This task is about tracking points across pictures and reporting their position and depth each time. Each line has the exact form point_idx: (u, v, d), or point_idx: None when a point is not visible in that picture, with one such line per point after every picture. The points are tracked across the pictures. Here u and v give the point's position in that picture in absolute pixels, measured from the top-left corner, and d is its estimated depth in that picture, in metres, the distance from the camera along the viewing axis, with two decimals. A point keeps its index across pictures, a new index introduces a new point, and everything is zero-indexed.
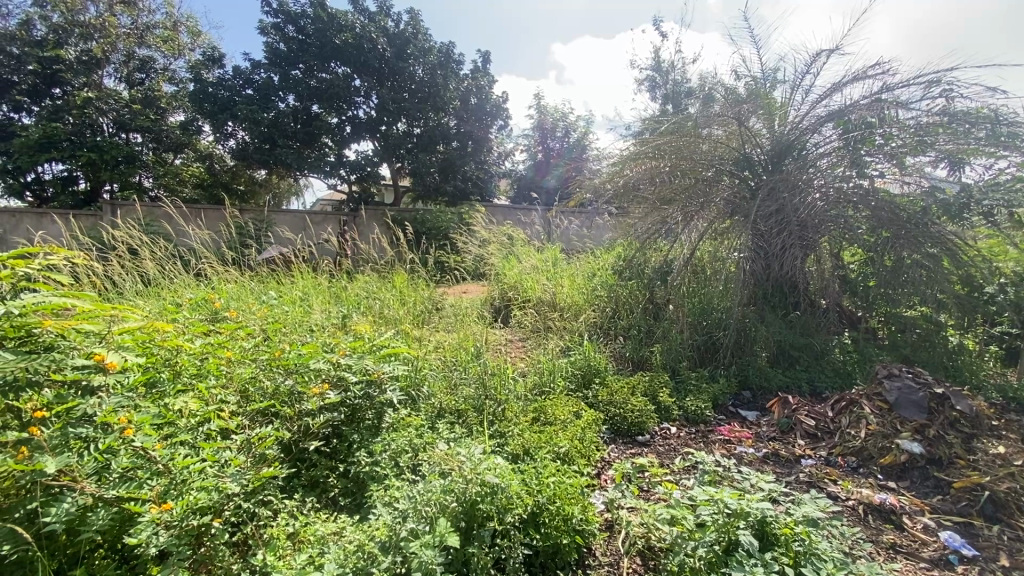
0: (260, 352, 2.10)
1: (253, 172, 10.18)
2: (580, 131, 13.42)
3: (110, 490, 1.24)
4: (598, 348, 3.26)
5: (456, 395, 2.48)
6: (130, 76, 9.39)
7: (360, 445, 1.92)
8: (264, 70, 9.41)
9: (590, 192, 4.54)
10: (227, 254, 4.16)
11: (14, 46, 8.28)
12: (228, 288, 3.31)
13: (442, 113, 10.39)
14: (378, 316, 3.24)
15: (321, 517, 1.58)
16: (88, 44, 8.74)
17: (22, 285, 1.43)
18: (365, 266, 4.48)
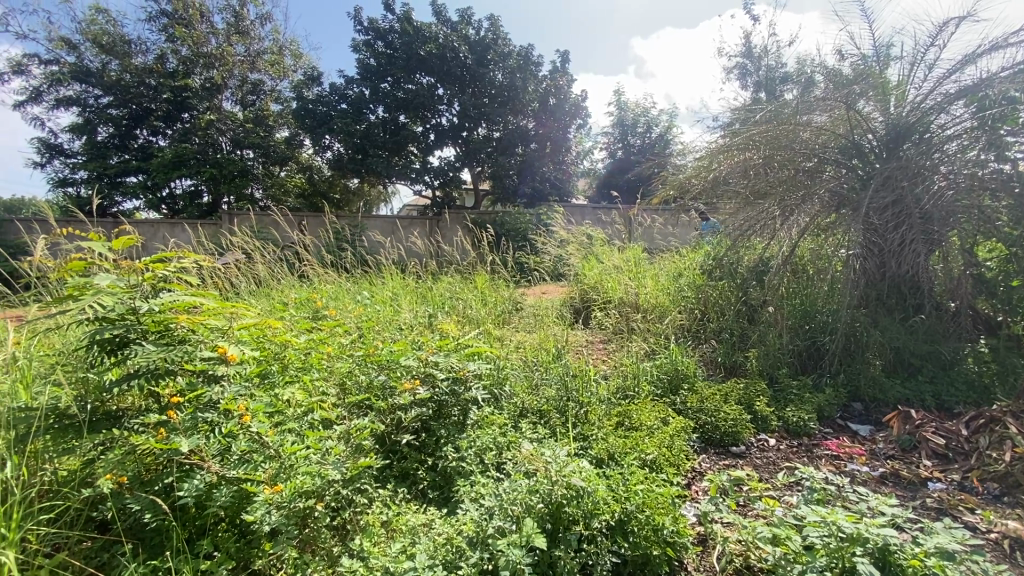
0: (356, 349, 2.24)
1: (347, 181, 10.91)
2: (662, 125, 12.91)
3: (232, 470, 1.37)
4: (686, 352, 3.10)
5: (537, 395, 2.48)
6: (243, 98, 10.44)
7: (447, 440, 1.96)
8: (356, 85, 10.05)
9: (675, 189, 4.35)
10: (325, 257, 4.48)
11: (152, 78, 9.51)
12: (325, 289, 3.55)
13: (521, 116, 10.49)
14: (461, 316, 3.32)
15: (412, 508, 1.63)
16: (210, 73, 9.84)
17: (161, 285, 1.63)
18: (448, 267, 4.62)
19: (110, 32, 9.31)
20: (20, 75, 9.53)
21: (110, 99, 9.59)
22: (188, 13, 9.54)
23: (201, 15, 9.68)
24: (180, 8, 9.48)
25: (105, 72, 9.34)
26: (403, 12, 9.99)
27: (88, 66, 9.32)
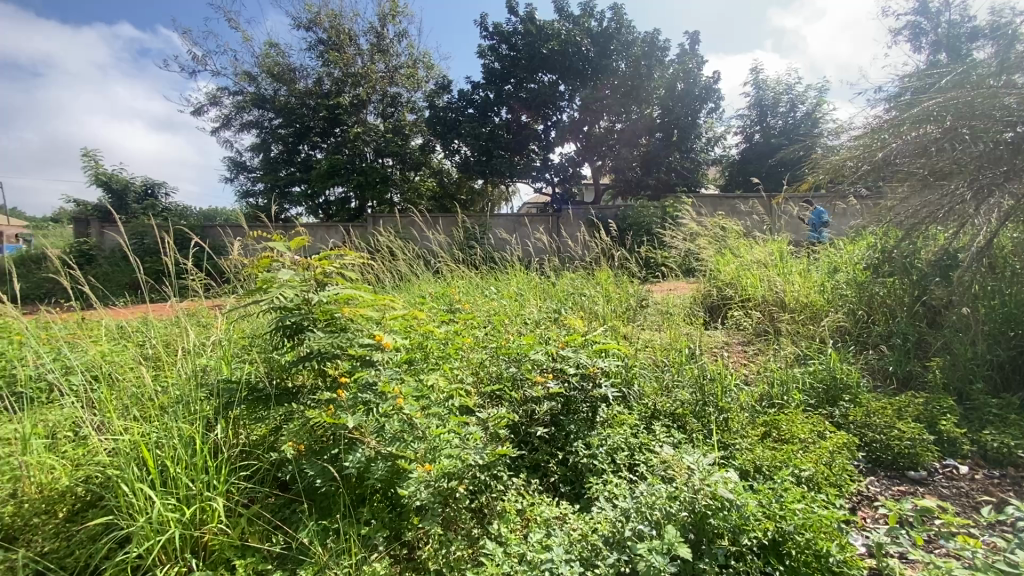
0: (490, 341, 2.32)
1: (473, 181, 11.44)
2: (810, 102, 11.48)
3: (386, 446, 1.50)
4: (847, 360, 2.72)
5: (671, 397, 2.35)
6: (384, 111, 11.47)
7: (577, 436, 1.94)
8: (482, 89, 10.48)
9: (827, 174, 3.84)
10: (456, 254, 4.73)
11: (311, 99, 10.86)
12: (457, 284, 3.75)
13: (645, 105, 10.09)
14: (587, 311, 3.27)
15: (545, 500, 1.65)
16: (357, 90, 10.97)
17: (327, 279, 1.83)
18: (572, 264, 4.59)
19: (280, 63, 10.82)
20: (215, 106, 11.50)
21: (279, 120, 11.16)
22: (340, 39, 10.74)
23: (350, 39, 10.86)
24: (333, 35, 10.72)
25: (276, 97, 10.89)
26: (527, 13, 10.16)
27: (264, 93, 10.94)
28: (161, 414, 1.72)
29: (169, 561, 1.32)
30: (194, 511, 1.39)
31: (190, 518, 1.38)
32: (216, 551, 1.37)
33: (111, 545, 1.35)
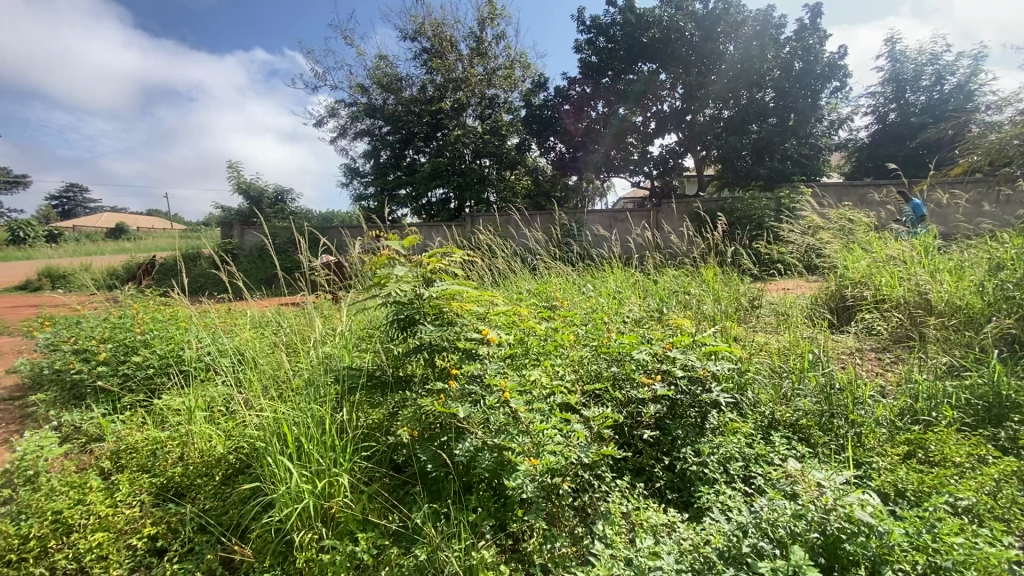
0: (591, 339, 2.26)
1: (568, 178, 11.37)
2: (963, 71, 9.87)
3: (493, 438, 1.54)
4: (1017, 373, 2.29)
5: (791, 407, 2.16)
6: (482, 113, 11.80)
7: (685, 442, 1.85)
8: (579, 84, 10.38)
9: (985, 156, 3.29)
10: (552, 251, 4.72)
11: (416, 106, 11.49)
12: (554, 281, 3.75)
13: (756, 88, 9.34)
14: (693, 310, 3.09)
15: (651, 505, 1.60)
16: (458, 94, 11.42)
17: (436, 275, 1.91)
18: (674, 261, 4.38)
19: (389, 73, 11.57)
20: (333, 118, 12.60)
21: (388, 127, 11.94)
22: (442, 46, 11.24)
23: (451, 45, 11.33)
24: (436, 43, 11.25)
25: (385, 106, 11.67)
26: (626, 2, 9.84)
27: (374, 103, 11.78)
28: (296, 396, 1.93)
29: (304, 527, 1.47)
30: (324, 484, 1.52)
31: (320, 491, 1.51)
32: (342, 523, 1.50)
33: (258, 508, 1.53)
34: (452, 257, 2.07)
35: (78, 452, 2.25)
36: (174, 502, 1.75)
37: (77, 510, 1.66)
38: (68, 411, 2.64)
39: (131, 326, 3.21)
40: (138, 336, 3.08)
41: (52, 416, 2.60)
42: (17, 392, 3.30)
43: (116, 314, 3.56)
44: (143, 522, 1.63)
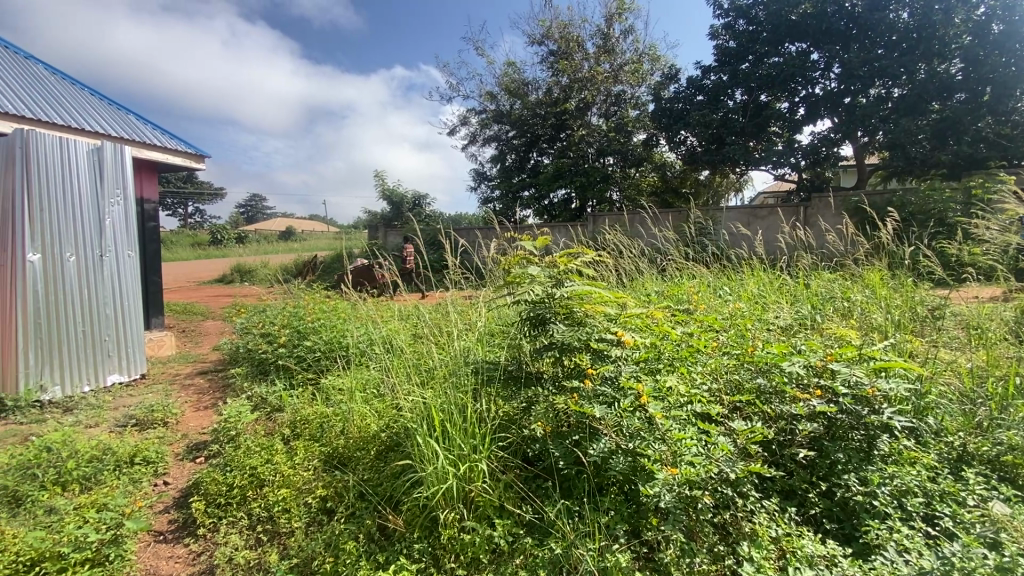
0: (734, 348, 2.09)
1: (700, 173, 10.70)
2: None
3: (627, 442, 1.52)
4: None
5: (991, 441, 1.82)
6: (607, 110, 11.60)
7: (849, 469, 1.64)
8: (714, 73, 9.73)
9: None
10: (684, 251, 4.48)
11: (542, 108, 11.67)
12: (688, 283, 3.56)
13: (938, 60, 7.92)
14: (855, 319, 2.72)
15: (805, 534, 1.45)
16: (583, 93, 11.37)
17: (568, 275, 1.92)
18: (829, 263, 3.90)
19: (516, 79, 11.94)
20: (464, 126, 13.35)
21: (514, 132, 12.32)
22: (569, 47, 11.30)
23: (578, 45, 11.34)
24: (563, 44, 11.33)
25: (512, 111, 12.04)
26: None
27: (502, 109, 12.22)
28: (441, 385, 2.10)
29: (447, 506, 1.58)
30: (465, 468, 1.62)
31: (462, 474, 1.62)
32: (481, 507, 1.59)
33: (408, 484, 1.69)
34: (582, 259, 2.06)
35: (265, 418, 2.69)
36: (339, 469, 2.01)
37: (267, 468, 1.98)
38: (257, 383, 3.17)
39: (304, 315, 3.76)
40: (308, 324, 3.59)
41: (246, 386, 3.14)
42: (220, 366, 4.04)
43: (292, 304, 4.18)
44: (315, 484, 1.89)
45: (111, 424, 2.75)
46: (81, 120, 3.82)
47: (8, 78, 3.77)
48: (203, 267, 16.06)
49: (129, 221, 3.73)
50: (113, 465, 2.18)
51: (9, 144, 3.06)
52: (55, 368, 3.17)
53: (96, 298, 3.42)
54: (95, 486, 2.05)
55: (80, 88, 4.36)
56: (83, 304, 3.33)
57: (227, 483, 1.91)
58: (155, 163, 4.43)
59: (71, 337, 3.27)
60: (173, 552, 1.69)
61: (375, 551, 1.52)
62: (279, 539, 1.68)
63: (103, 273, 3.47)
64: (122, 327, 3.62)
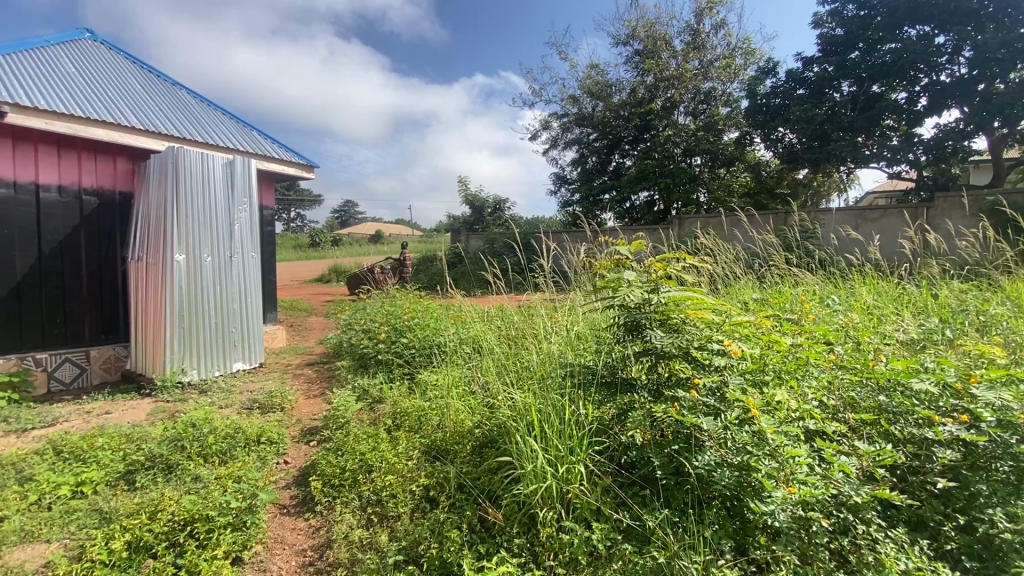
0: (851, 361, 1.95)
1: (799, 172, 9.96)
2: None
3: (734, 455, 1.46)
4: None
5: None
6: (695, 109, 11.16)
7: (996, 505, 1.47)
8: (818, 64, 9.04)
9: None
10: (784, 255, 4.22)
11: (626, 109, 11.47)
12: (789, 291, 3.35)
13: None
14: (996, 333, 2.41)
15: (941, 570, 1.32)
16: (670, 93, 11.03)
17: (666, 280, 1.90)
18: (959, 272, 3.49)
19: (600, 81, 11.82)
20: (546, 130, 13.43)
21: (596, 134, 12.20)
22: (655, 45, 11.02)
23: (665, 43, 11.03)
24: (649, 43, 11.08)
25: (594, 113, 11.92)
26: None
27: (585, 112, 12.15)
28: (537, 385, 2.14)
29: (546, 505, 1.61)
30: (564, 469, 1.65)
31: (561, 474, 1.64)
32: (578, 508, 1.60)
33: (507, 480, 1.74)
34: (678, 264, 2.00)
35: (368, 408, 2.89)
36: (439, 460, 2.11)
37: (374, 455, 2.12)
38: (359, 375, 3.42)
39: (401, 314, 4.02)
40: (405, 323, 3.84)
41: (351, 377, 3.41)
42: (326, 358, 4.40)
43: (389, 303, 4.47)
44: (418, 473, 2.00)
45: (240, 406, 3.10)
46: (215, 137, 4.35)
47: (160, 103, 4.38)
48: (305, 267, 17.55)
49: (253, 226, 4.16)
50: (244, 443, 2.46)
51: (163, 160, 3.56)
52: (194, 355, 3.64)
53: (226, 294, 3.87)
54: (230, 459, 2.33)
55: (215, 109, 4.96)
56: (216, 299, 3.78)
57: (341, 466, 2.09)
58: (273, 174, 4.91)
59: (206, 328, 3.73)
60: (296, 525, 1.88)
61: (477, 542, 1.59)
62: (387, 522, 1.80)
63: (232, 273, 3.90)
64: (246, 320, 4.06)
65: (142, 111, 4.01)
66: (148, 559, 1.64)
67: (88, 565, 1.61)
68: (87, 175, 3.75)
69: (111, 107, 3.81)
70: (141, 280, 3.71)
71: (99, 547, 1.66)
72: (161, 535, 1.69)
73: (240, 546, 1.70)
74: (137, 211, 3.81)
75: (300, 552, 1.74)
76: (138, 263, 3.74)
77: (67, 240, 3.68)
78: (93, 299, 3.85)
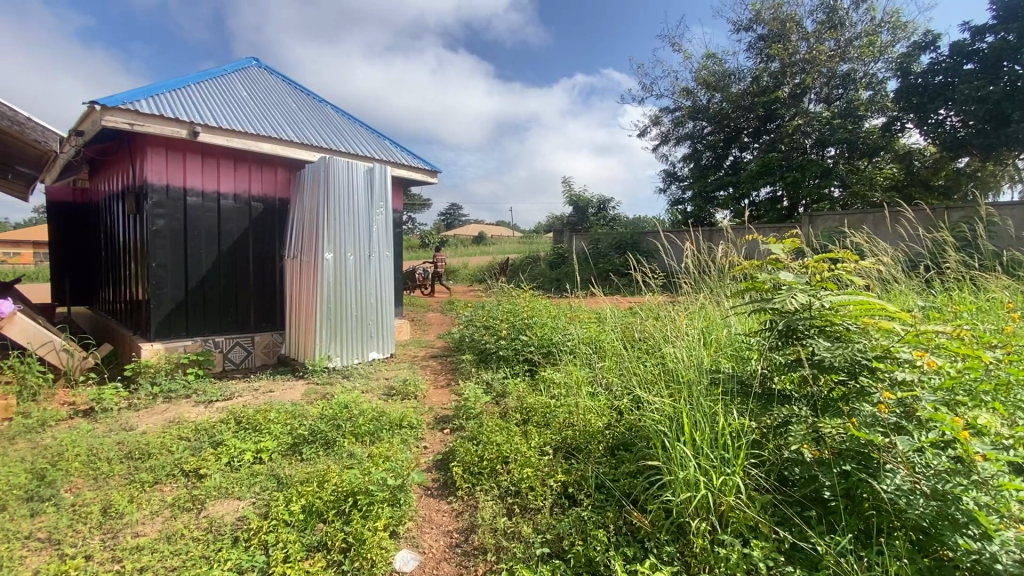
0: None
1: (962, 161, 8.56)
2: None
3: (931, 483, 1.30)
4: None
5: None
6: (829, 95, 10.08)
7: None
8: (993, 33, 7.68)
9: None
10: (951, 256, 3.65)
11: (747, 99, 10.69)
12: (965, 298, 2.88)
13: None
14: None
15: None
16: (798, 79, 10.08)
17: (827, 284, 1.73)
18: None
19: (717, 71, 11.15)
20: (656, 126, 12.94)
21: (711, 128, 11.51)
22: (783, 28, 10.14)
23: (795, 24, 10.10)
24: (776, 27, 10.23)
25: (710, 106, 11.26)
26: None
27: (699, 105, 11.53)
28: (677, 389, 2.05)
29: (698, 516, 1.54)
30: (719, 480, 1.56)
31: (715, 486, 1.56)
32: (734, 522, 1.52)
33: (653, 485, 1.70)
34: (840, 267, 1.77)
35: (493, 401, 2.99)
36: (572, 458, 2.12)
37: (510, 446, 2.18)
38: (483, 370, 3.56)
39: (519, 311, 4.11)
40: (524, 320, 3.91)
41: (474, 371, 3.56)
42: (446, 352, 4.64)
43: (507, 301, 4.59)
44: (554, 469, 2.02)
45: (379, 392, 3.38)
46: (356, 147, 4.79)
47: (310, 119, 4.91)
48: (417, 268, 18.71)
49: (388, 227, 4.50)
50: (388, 425, 2.68)
51: (317, 170, 3.99)
52: (338, 343, 4.04)
53: (365, 289, 4.23)
54: (378, 440, 2.55)
55: (354, 122, 5.46)
56: (357, 294, 4.16)
57: (480, 455, 2.18)
58: (401, 179, 5.29)
59: (348, 320, 4.12)
60: (440, 507, 2.00)
61: (623, 544, 1.58)
62: (528, 514, 1.84)
63: (370, 270, 4.26)
64: (380, 314, 4.41)
65: (298, 127, 4.54)
66: (320, 522, 1.84)
67: (275, 523, 1.84)
68: (256, 184, 4.33)
69: (274, 124, 4.35)
70: (296, 275, 4.19)
71: (282, 508, 1.90)
72: (329, 502, 1.89)
73: (396, 521, 1.85)
74: (293, 214, 4.31)
75: (447, 533, 1.84)
76: (293, 261, 4.22)
77: (239, 240, 4.28)
78: (258, 292, 4.44)
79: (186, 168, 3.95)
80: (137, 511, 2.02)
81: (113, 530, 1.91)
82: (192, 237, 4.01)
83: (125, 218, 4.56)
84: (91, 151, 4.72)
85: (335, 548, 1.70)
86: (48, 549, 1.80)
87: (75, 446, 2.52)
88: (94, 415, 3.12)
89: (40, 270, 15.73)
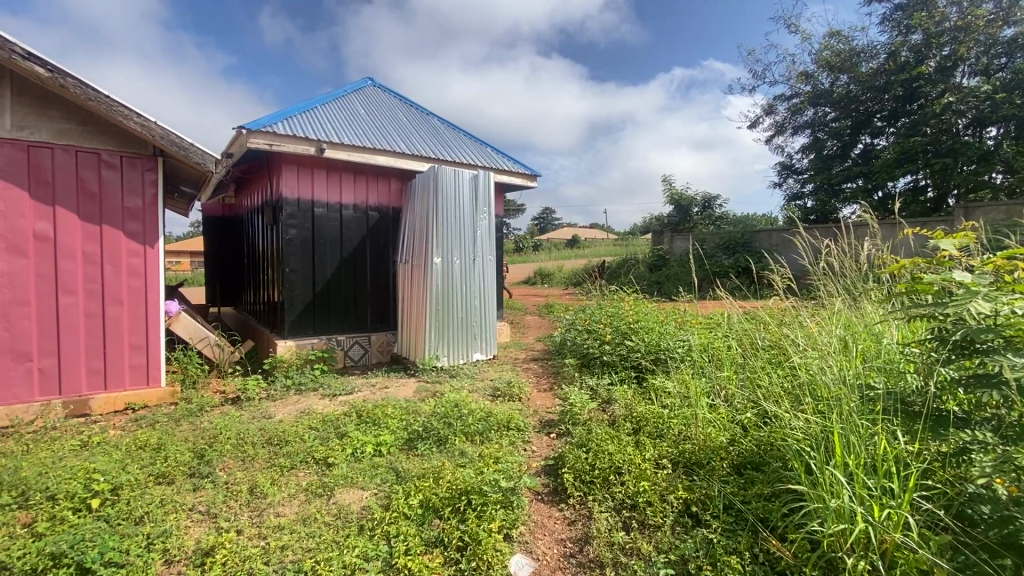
0: None
1: None
2: None
3: None
4: None
5: None
6: (988, 66, 8.59)
7: None
8: None
9: None
10: None
11: (882, 79, 9.45)
12: None
13: None
14: None
15: None
16: (948, 50, 8.71)
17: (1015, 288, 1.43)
18: None
19: (842, 51, 10.00)
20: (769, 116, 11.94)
21: (836, 113, 10.36)
22: None
23: None
24: None
25: (835, 89, 10.14)
26: None
27: (822, 89, 10.42)
28: (816, 405, 1.84)
29: (855, 553, 1.35)
30: (883, 514, 1.35)
31: (878, 521, 1.35)
32: (902, 564, 1.30)
33: (795, 512, 1.53)
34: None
35: (600, 407, 2.91)
36: (693, 475, 1.97)
37: (622, 457, 2.08)
38: (587, 375, 3.48)
39: (622, 314, 3.96)
40: (629, 324, 3.76)
41: (578, 376, 3.50)
42: (547, 355, 4.62)
43: (609, 304, 4.44)
44: (674, 484, 1.89)
45: (484, 392, 3.44)
46: (460, 155, 4.97)
47: (420, 131, 5.18)
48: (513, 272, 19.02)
49: (491, 232, 4.60)
50: (497, 426, 2.71)
51: (426, 180, 4.18)
52: (445, 343, 4.20)
53: (469, 293, 4.35)
54: (487, 440, 2.59)
55: (458, 131, 5.67)
56: (462, 297, 4.29)
57: (591, 464, 2.10)
58: (503, 185, 5.38)
59: (455, 322, 4.26)
60: (552, 514, 1.96)
61: None
62: (647, 530, 1.74)
63: (475, 274, 4.37)
64: (484, 316, 4.51)
65: (409, 139, 4.81)
66: (437, 518, 1.89)
67: (395, 515, 1.92)
68: (372, 195, 4.65)
69: (388, 138, 4.65)
70: (407, 279, 4.43)
71: (402, 500, 1.98)
72: (445, 499, 1.93)
73: (509, 524, 1.85)
74: (405, 222, 4.57)
75: (560, 541, 1.80)
76: (405, 265, 4.47)
77: (358, 247, 4.61)
78: (374, 294, 4.76)
79: (314, 182, 4.34)
80: (278, 493, 2.23)
81: (259, 508, 2.13)
82: (319, 245, 4.40)
83: (264, 228, 5.12)
84: (238, 170, 5.37)
85: (452, 546, 1.74)
86: (208, 521, 2.05)
87: (227, 430, 2.86)
88: (240, 403, 3.52)
89: (195, 277, 18.32)
